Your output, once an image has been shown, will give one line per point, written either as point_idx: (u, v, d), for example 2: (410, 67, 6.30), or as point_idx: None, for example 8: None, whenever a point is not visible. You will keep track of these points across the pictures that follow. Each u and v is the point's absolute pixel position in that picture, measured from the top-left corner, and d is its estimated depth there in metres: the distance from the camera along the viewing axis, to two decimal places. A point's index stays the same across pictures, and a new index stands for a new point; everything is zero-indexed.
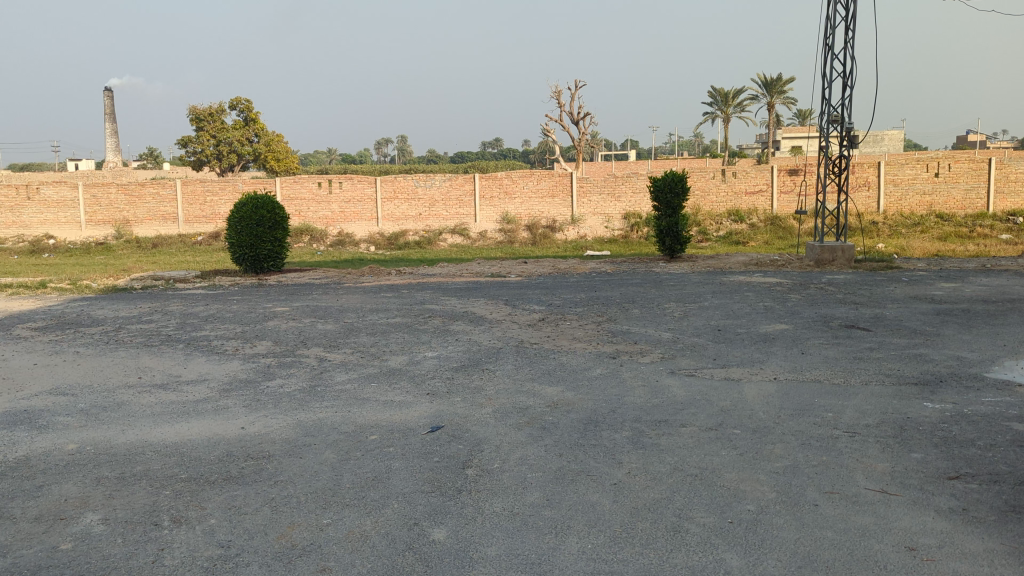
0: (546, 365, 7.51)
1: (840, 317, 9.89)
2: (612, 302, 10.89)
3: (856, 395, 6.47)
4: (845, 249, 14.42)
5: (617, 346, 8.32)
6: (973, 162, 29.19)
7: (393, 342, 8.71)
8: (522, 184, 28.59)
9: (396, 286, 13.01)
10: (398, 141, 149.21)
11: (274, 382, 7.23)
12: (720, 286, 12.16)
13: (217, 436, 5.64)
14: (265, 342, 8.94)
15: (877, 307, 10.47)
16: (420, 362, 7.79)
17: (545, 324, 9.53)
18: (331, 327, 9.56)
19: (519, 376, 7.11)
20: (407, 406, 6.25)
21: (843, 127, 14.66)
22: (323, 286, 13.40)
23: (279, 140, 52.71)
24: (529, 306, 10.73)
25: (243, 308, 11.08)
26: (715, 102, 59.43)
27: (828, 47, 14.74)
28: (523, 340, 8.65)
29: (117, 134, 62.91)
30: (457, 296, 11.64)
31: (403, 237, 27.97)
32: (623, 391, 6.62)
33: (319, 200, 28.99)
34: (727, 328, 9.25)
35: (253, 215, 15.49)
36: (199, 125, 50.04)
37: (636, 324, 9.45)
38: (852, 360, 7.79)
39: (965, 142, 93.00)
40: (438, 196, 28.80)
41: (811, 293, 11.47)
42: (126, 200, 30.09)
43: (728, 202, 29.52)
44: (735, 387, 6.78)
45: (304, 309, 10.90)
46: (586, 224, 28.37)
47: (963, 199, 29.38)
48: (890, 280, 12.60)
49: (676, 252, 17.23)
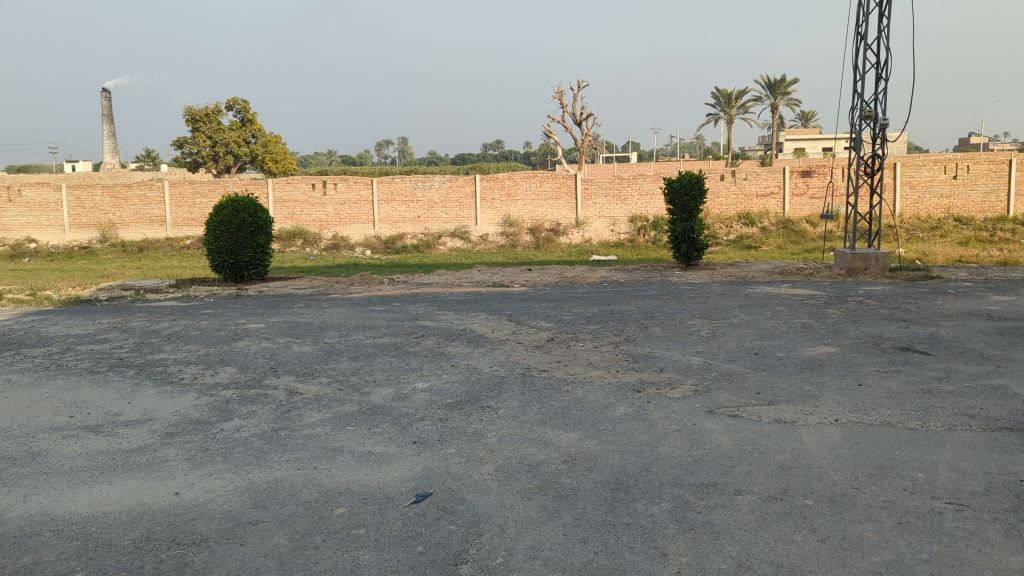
0: (558, 403, 6.25)
1: (892, 338, 8.64)
2: (629, 318, 9.67)
3: (945, 443, 5.22)
4: (879, 256, 13.23)
5: (641, 376, 7.07)
6: (992, 163, 27.95)
7: (378, 369, 7.47)
8: (524, 185, 27.36)
9: (387, 298, 11.77)
10: (399, 142, 148.11)
11: (231, 424, 5.99)
12: (748, 299, 10.92)
13: (141, 507, 4.42)
14: (230, 368, 7.70)
15: (929, 325, 9.22)
16: (408, 397, 6.54)
17: (554, 346, 8.28)
18: (309, 350, 8.31)
19: (525, 417, 5.86)
20: (387, 463, 5.00)
21: (877, 124, 13.38)
22: (306, 298, 12.17)
23: (278, 141, 51.59)
24: (535, 322, 9.50)
25: (212, 325, 9.85)
26: (716, 102, 58.22)
27: (860, 36, 13.50)
28: (531, 367, 7.41)
29: (114, 135, 61.77)
30: (453, 311, 10.41)
31: (400, 241, 26.77)
32: (654, 439, 5.36)
33: (313, 202, 27.71)
34: (766, 352, 8.00)
35: (232, 219, 14.24)
36: (195, 125, 48.93)
37: (660, 346, 8.19)
38: (922, 395, 6.53)
39: (969, 144, 91.70)
40: (438, 198, 27.57)
41: (852, 308, 10.21)
42: (112, 202, 28.85)
43: (738, 205, 28.25)
44: (790, 433, 5.54)
45: (281, 326, 9.66)
46: (591, 227, 27.21)
47: (982, 202, 28.13)
48: (932, 292, 11.34)
49: (692, 259, 15.97)
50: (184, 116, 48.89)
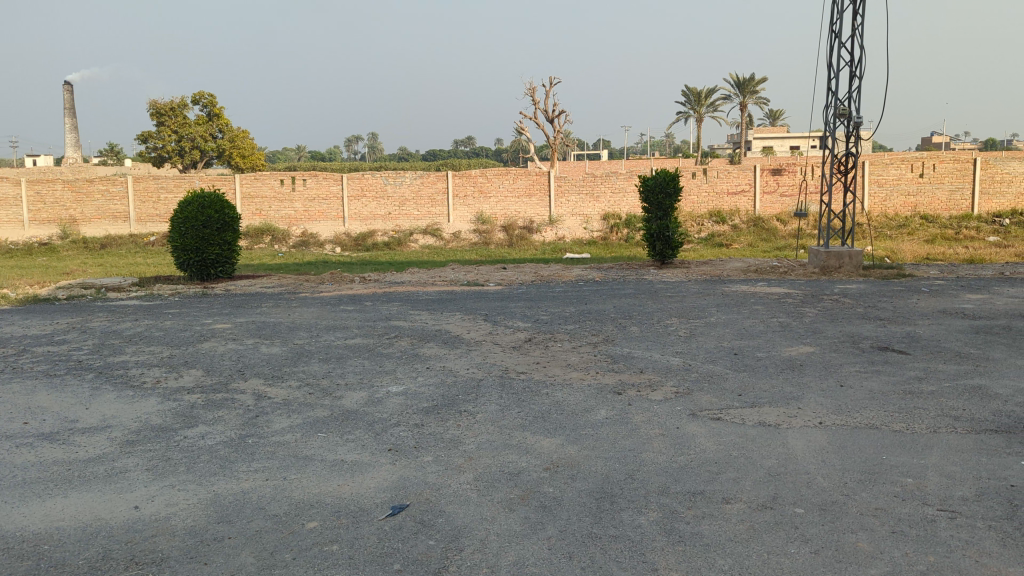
0: (537, 406, 6.07)
1: (870, 337, 8.58)
2: (606, 318, 9.52)
3: (932, 447, 5.13)
4: (853, 255, 13.24)
5: (620, 377, 6.91)
6: (958, 162, 28.29)
7: (350, 372, 7.23)
8: (496, 182, 27.15)
9: (359, 297, 11.52)
10: (369, 139, 146.89)
11: (195, 431, 5.72)
12: (725, 298, 10.83)
13: (98, 523, 4.16)
14: (195, 371, 7.42)
15: (906, 324, 9.18)
16: (382, 401, 6.32)
17: (531, 347, 8.10)
18: (278, 352, 8.05)
19: (504, 422, 5.68)
20: (360, 472, 4.79)
21: (851, 123, 13.38)
22: (275, 297, 11.87)
23: (245, 136, 50.79)
24: (511, 322, 9.32)
25: (177, 325, 9.52)
26: (686, 100, 58.44)
27: (834, 34, 13.49)
28: (508, 369, 7.22)
29: (77, 129, 60.44)
30: (427, 310, 10.19)
31: (370, 238, 26.43)
32: (637, 445, 5.20)
33: (282, 198, 27.24)
34: (745, 352, 7.89)
35: (198, 216, 13.87)
36: (161, 120, 48.00)
37: (638, 347, 8.04)
38: (905, 396, 6.45)
39: (931, 143, 93.29)
40: (409, 195, 27.26)
41: (828, 307, 10.16)
42: (73, 197, 28.12)
43: (710, 203, 28.30)
44: (776, 437, 5.41)
45: (248, 326, 9.37)
46: (564, 224, 27.11)
47: (948, 201, 28.46)
48: (907, 290, 11.35)
49: (667, 257, 15.88)
50: (149, 110, 47.94)
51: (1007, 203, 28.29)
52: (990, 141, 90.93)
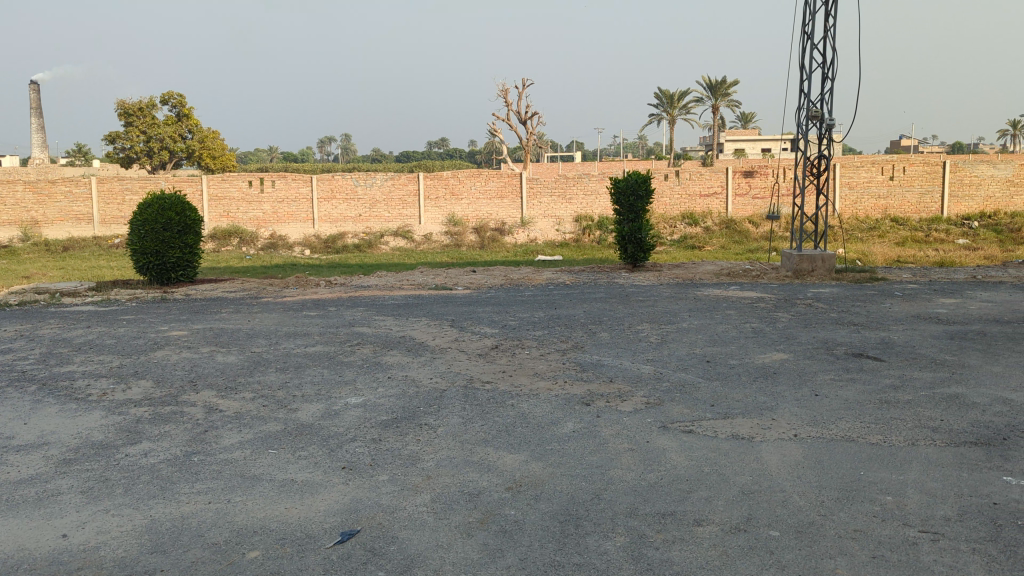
0: (502, 419, 5.80)
1: (844, 343, 8.43)
2: (576, 323, 9.28)
3: (911, 462, 4.93)
4: (825, 258, 13.13)
5: (589, 388, 6.66)
6: (927, 164, 28.47)
7: (307, 382, 6.91)
8: (468, 184, 26.87)
9: (322, 302, 11.19)
10: (342, 140, 145.80)
11: (138, 447, 5.36)
12: (697, 303, 10.64)
13: (20, 555, 3.82)
14: (144, 381, 7.04)
15: (879, 329, 9.05)
16: (340, 414, 6.02)
17: (498, 354, 7.84)
18: (234, 361, 7.70)
19: (467, 437, 5.40)
20: (311, 493, 4.49)
21: (824, 125, 13.28)
22: (236, 301, 11.50)
23: (215, 136, 50.00)
24: (478, 328, 9.04)
25: (130, 332, 9.11)
26: (659, 103, 58.57)
27: (807, 36, 13.38)
28: (473, 378, 6.95)
29: (43, 129, 59.25)
30: (392, 316, 9.88)
31: (341, 240, 26.03)
32: (606, 461, 4.95)
33: (250, 200, 26.68)
34: (718, 360, 7.68)
35: (157, 218, 13.42)
36: (128, 120, 47.09)
37: (609, 354, 7.80)
38: (880, 405, 6.28)
39: (899, 145, 94.50)
40: (379, 196, 26.88)
41: (801, 312, 10.01)
42: (34, 198, 27.39)
43: (682, 205, 28.22)
44: (750, 452, 5.19)
45: (205, 333, 8.99)
46: (536, 227, 26.92)
47: (917, 203, 28.62)
48: (879, 294, 11.24)
49: (639, 260, 15.69)
50: (116, 110, 47.01)
51: (975, 206, 28.52)
52: (957, 144, 92.14)
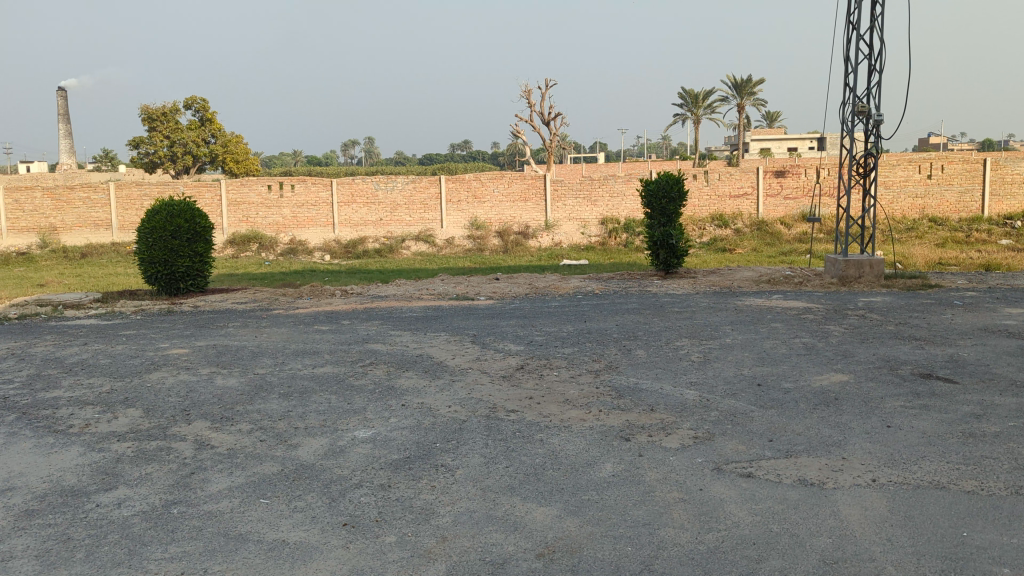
0: (530, 459, 5.06)
1: (909, 362, 7.58)
2: (610, 339, 8.50)
3: (1020, 520, 4.12)
4: (873, 264, 12.25)
5: (628, 418, 5.88)
6: (967, 162, 27.26)
7: (312, 411, 6.19)
8: (490, 187, 26.16)
9: (336, 315, 10.52)
10: (365, 145, 145.95)
11: (111, 495, 4.65)
12: (738, 314, 9.82)
13: None
14: (133, 409, 6.33)
15: (945, 345, 8.18)
16: (346, 452, 5.30)
17: (523, 376, 7.10)
18: (235, 385, 7.00)
19: (490, 484, 4.66)
20: (305, 559, 3.77)
21: (871, 121, 12.40)
22: (245, 314, 10.87)
23: (238, 141, 49.77)
24: (502, 345, 8.30)
25: (128, 350, 8.45)
26: (682, 103, 57.56)
27: (853, 25, 12.52)
28: (496, 406, 6.20)
29: (72, 135, 59.54)
30: (409, 331, 9.17)
31: (361, 245, 25.42)
32: (655, 517, 4.17)
33: (269, 204, 26.09)
34: (770, 383, 6.87)
35: (166, 225, 12.82)
36: (152, 125, 46.91)
37: (647, 377, 7.02)
38: (965, 440, 5.45)
39: (927, 142, 92.59)
40: (401, 200, 26.25)
41: (855, 324, 9.17)
42: (53, 205, 27.06)
43: (712, 206, 27.27)
44: (823, 503, 4.40)
45: (208, 352, 8.31)
46: (561, 230, 26.15)
47: (957, 202, 27.43)
48: (936, 304, 10.35)
49: (671, 266, 14.85)
50: (140, 116, 46.86)
51: (1018, 205, 27.28)
52: (988, 142, 90.18)
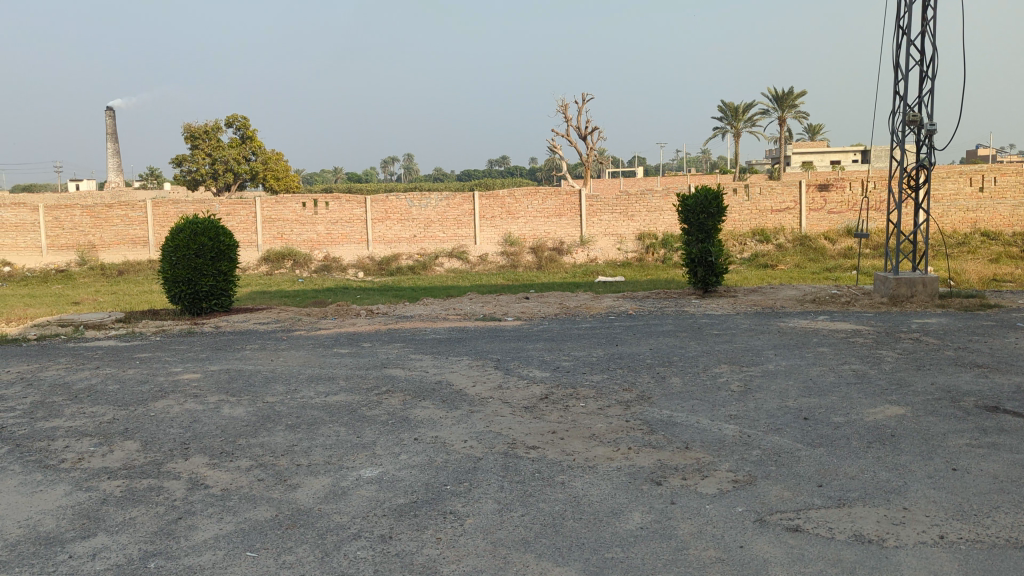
0: (549, 505, 4.56)
1: (972, 393, 6.91)
2: (643, 365, 7.95)
3: None
4: (927, 282, 11.52)
5: (661, 458, 5.35)
6: (1021, 175, 26.14)
7: (318, 446, 5.74)
8: (525, 203, 25.78)
9: (357, 337, 10.10)
10: (404, 161, 146.99)
11: (87, 544, 4.24)
12: (782, 338, 9.19)
13: None
14: (131, 442, 5.95)
15: (1011, 373, 7.48)
16: (349, 494, 4.84)
17: (548, 407, 6.59)
18: (242, 415, 6.60)
19: (503, 538, 4.15)
20: None
21: (923, 130, 11.73)
22: (265, 336, 10.54)
23: (278, 158, 50.21)
24: (528, 372, 7.80)
25: (139, 375, 8.11)
26: (723, 116, 56.72)
27: (902, 31, 11.89)
28: (516, 442, 5.69)
29: (120, 155, 60.86)
30: (430, 355, 8.72)
31: (395, 262, 25.16)
32: None
33: (304, 221, 25.98)
34: (817, 417, 6.26)
35: (190, 244, 12.63)
36: (194, 143, 47.52)
37: (682, 409, 6.45)
38: None
39: (975, 155, 90.14)
40: (434, 216, 25.97)
41: (909, 349, 8.51)
42: (92, 222, 27.27)
43: (753, 221, 26.49)
44: (883, 567, 3.82)
45: (219, 378, 7.93)
46: (597, 245, 25.61)
47: (1010, 216, 26.21)
48: (997, 327, 9.61)
49: (710, 284, 14.21)
50: (182, 134, 47.49)
51: None
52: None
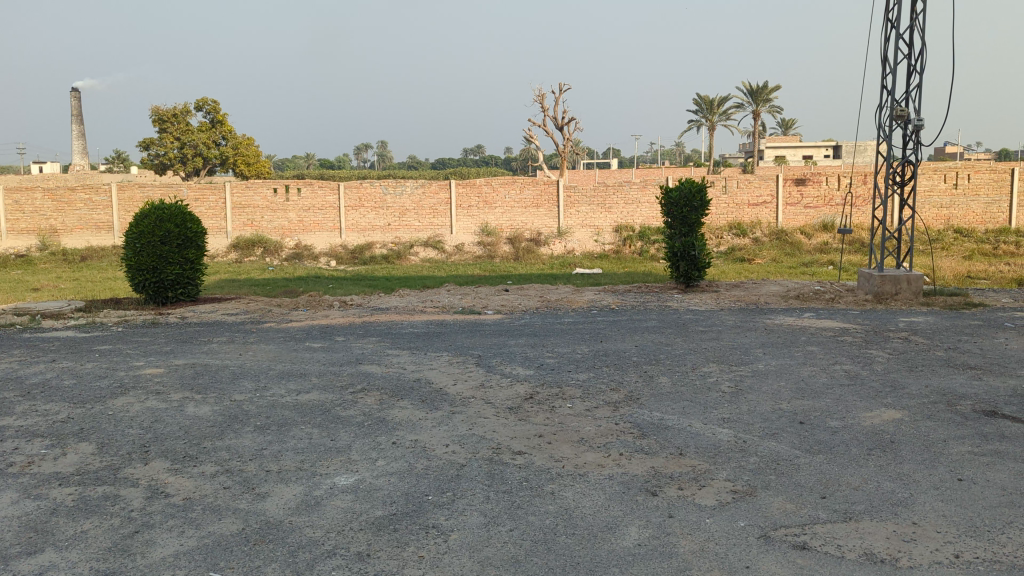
0: (540, 519, 4.24)
1: (968, 396, 6.71)
2: (629, 363, 7.66)
3: None
4: (911, 280, 11.37)
5: (654, 465, 5.06)
6: (994, 172, 26.28)
7: (289, 450, 5.37)
8: (502, 192, 25.38)
9: (330, 330, 9.70)
10: (378, 148, 145.63)
11: (32, 562, 3.85)
12: (770, 336, 8.95)
13: None
14: (87, 444, 5.53)
15: (1005, 375, 7.30)
16: (323, 505, 4.48)
17: (532, 408, 6.27)
18: (208, 414, 6.19)
19: (491, 557, 3.83)
20: None
21: (910, 126, 11.56)
22: (233, 328, 10.09)
23: (249, 143, 49.27)
24: (510, 370, 7.47)
25: (97, 369, 7.66)
26: (699, 109, 56.67)
27: (891, 24, 11.70)
28: (501, 446, 5.36)
29: (86, 137, 59.40)
30: (408, 350, 8.35)
31: (368, 251, 24.70)
32: None
33: (275, 208, 25.36)
34: (813, 421, 6.02)
35: (155, 230, 12.11)
36: (162, 126, 46.43)
37: (672, 412, 6.17)
38: None
39: (944, 152, 91.41)
40: (409, 204, 25.50)
41: (899, 349, 8.31)
42: (54, 206, 26.42)
43: (729, 214, 26.35)
44: None
45: (184, 374, 7.50)
46: (574, 237, 25.37)
47: (983, 213, 26.41)
48: (984, 326, 9.46)
49: (692, 278, 13.98)
50: (151, 117, 46.36)
51: None
52: (1005, 152, 89.29)
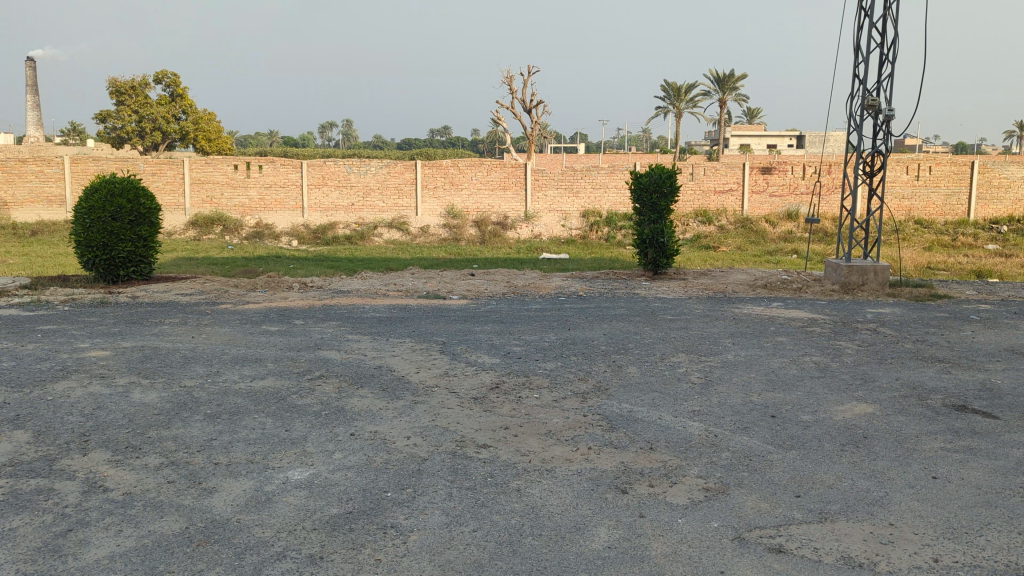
0: (505, 519, 4.02)
1: (938, 391, 6.63)
2: (597, 352, 7.46)
3: None
4: (878, 271, 11.34)
5: (623, 460, 4.87)
6: (954, 164, 26.60)
7: (240, 441, 5.08)
8: (469, 174, 25.04)
9: (288, 313, 9.36)
10: (343, 127, 143.72)
11: None
12: (739, 325, 8.82)
13: None
14: (20, 433, 5.16)
15: (973, 369, 7.25)
16: (274, 501, 4.21)
17: (498, 398, 6.04)
18: (155, 402, 5.86)
19: (452, 561, 3.59)
20: None
21: (881, 116, 11.49)
22: (187, 309, 9.69)
23: (210, 119, 48.12)
24: (475, 357, 7.23)
25: (39, 351, 7.25)
26: (666, 96, 56.65)
27: (864, 12, 11.61)
28: (465, 440, 5.12)
29: (40, 107, 57.51)
30: (369, 336, 8.06)
31: (331, 231, 24.23)
32: None
33: (235, 184, 24.73)
34: (785, 415, 5.88)
35: (106, 205, 11.61)
36: (119, 98, 45.07)
37: (642, 403, 5.98)
38: None
39: (904, 144, 92.97)
40: (374, 184, 25.02)
41: (868, 340, 8.24)
42: (3, 178, 25.46)
43: (696, 201, 26.30)
44: None
45: (132, 357, 7.13)
46: (541, 221, 25.17)
47: (943, 205, 26.67)
48: (950, 318, 9.45)
49: (659, 265, 13.84)
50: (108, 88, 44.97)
51: (1003, 209, 26.80)
52: (962, 145, 91.08)
